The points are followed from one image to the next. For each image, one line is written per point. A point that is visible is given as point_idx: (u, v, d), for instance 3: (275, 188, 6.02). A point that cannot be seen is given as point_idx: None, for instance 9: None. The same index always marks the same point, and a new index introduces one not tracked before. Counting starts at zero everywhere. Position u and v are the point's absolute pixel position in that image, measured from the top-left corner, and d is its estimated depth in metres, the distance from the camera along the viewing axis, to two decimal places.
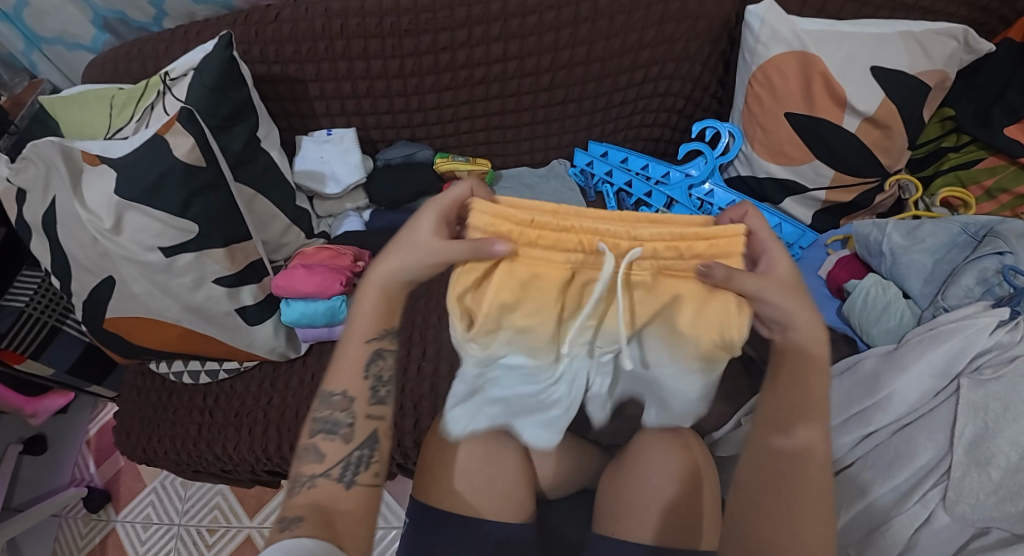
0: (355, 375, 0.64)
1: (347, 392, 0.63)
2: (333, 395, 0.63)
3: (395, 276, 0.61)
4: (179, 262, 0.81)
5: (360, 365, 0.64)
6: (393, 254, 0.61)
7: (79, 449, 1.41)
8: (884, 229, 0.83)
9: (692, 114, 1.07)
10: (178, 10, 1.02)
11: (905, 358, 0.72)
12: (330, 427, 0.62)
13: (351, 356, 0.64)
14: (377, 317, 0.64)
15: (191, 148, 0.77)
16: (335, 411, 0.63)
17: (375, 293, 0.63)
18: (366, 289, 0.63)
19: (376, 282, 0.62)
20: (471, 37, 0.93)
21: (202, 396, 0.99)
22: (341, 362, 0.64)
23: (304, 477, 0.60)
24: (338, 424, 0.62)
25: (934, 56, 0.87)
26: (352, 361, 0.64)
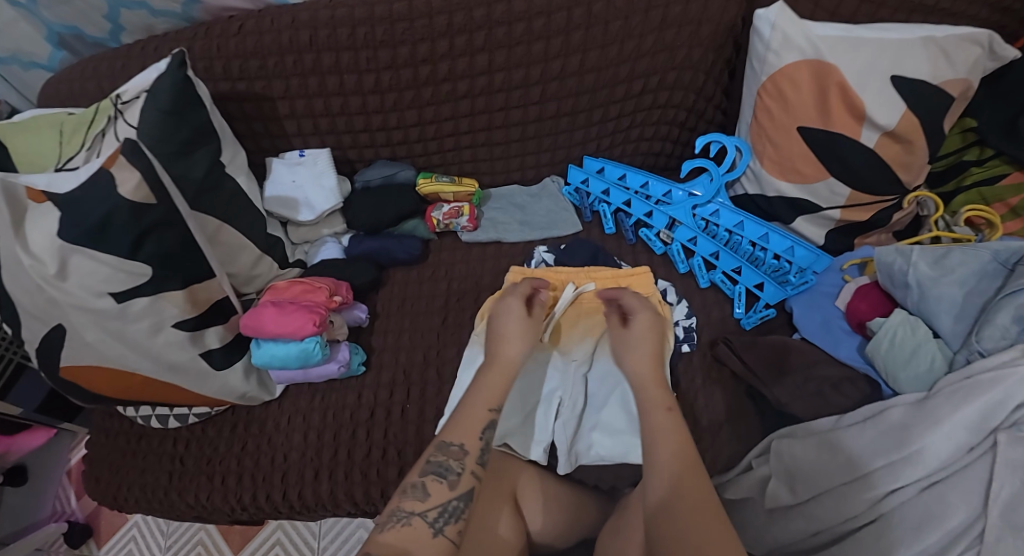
0: (473, 433, 0.66)
1: (464, 445, 0.66)
2: (450, 445, 0.65)
3: (517, 357, 0.72)
4: (134, 307, 0.74)
5: (479, 427, 0.67)
6: (507, 338, 0.73)
7: (61, 480, 1.33)
8: (910, 258, 0.75)
9: (694, 126, 0.98)
10: (135, 24, 0.93)
11: (938, 411, 0.66)
12: (441, 471, 0.63)
13: (469, 418, 0.68)
14: (503, 388, 0.70)
15: (138, 184, 0.69)
16: (449, 459, 0.64)
17: (504, 372, 0.71)
18: (490, 372, 0.71)
19: (506, 362, 0.72)
20: (452, 48, 0.84)
21: (173, 441, 0.92)
22: (458, 421, 0.67)
23: (402, 512, 0.59)
24: (450, 471, 0.64)
25: (958, 64, 0.78)
26: (470, 422, 0.67)
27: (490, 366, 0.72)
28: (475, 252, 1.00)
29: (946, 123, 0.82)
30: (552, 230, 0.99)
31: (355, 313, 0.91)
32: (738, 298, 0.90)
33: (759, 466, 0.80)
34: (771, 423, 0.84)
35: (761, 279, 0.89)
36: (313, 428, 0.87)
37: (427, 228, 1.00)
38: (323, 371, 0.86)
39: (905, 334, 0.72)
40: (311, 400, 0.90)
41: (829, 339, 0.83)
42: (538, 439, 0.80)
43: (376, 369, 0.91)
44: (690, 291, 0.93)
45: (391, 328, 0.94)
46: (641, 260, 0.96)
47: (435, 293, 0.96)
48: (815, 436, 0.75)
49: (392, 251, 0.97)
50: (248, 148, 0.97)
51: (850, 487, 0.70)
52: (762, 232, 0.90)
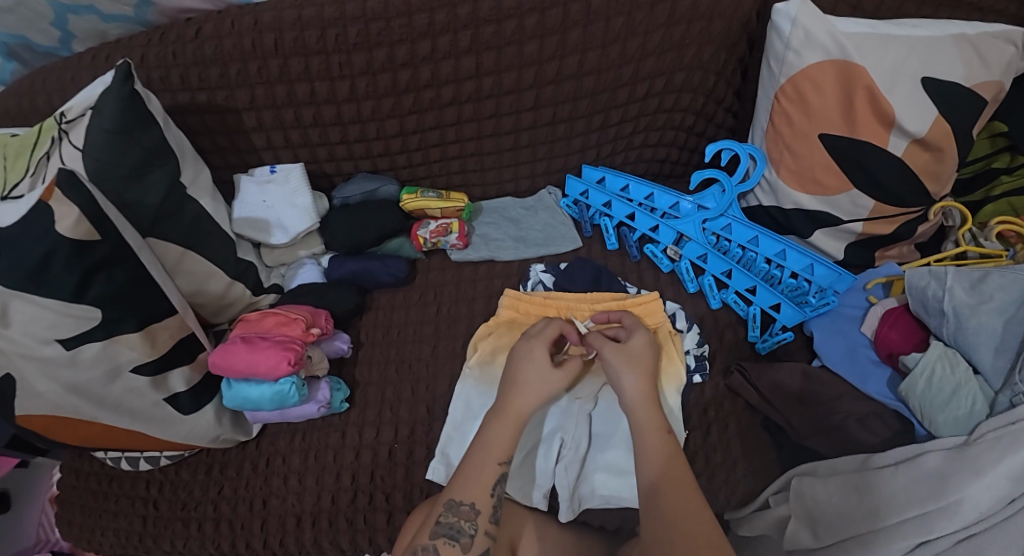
0: (484, 491, 0.60)
1: (475, 504, 0.60)
2: (460, 505, 0.59)
3: (531, 407, 0.65)
4: (83, 354, 0.66)
5: (489, 484, 0.61)
6: (521, 386, 0.66)
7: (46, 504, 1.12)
8: (944, 282, 0.68)
9: (703, 131, 0.90)
10: (86, 30, 0.82)
11: (980, 459, 0.58)
12: (453, 533, 0.58)
13: (481, 475, 0.61)
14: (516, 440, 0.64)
15: (77, 221, 0.60)
16: (461, 520, 0.59)
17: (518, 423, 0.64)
18: (503, 421, 0.64)
19: (519, 413, 0.64)
20: (435, 50, 0.75)
21: (144, 483, 0.82)
22: (467, 476, 0.61)
23: None
24: (462, 533, 0.58)
25: (991, 64, 0.71)
26: (479, 479, 0.61)
27: (502, 417, 0.64)
28: (466, 272, 0.92)
29: (977, 128, 0.74)
30: (549, 247, 0.92)
31: (336, 344, 0.84)
32: (753, 320, 0.83)
33: (777, 506, 0.73)
34: (791, 458, 0.77)
35: (777, 300, 0.81)
36: (294, 472, 0.80)
37: (413, 248, 0.92)
38: (302, 412, 0.79)
39: (944, 371, 0.65)
40: (290, 440, 0.83)
41: (856, 372, 0.76)
42: (538, 483, 0.74)
43: (361, 405, 0.84)
44: (700, 313, 0.87)
45: (377, 358, 0.87)
46: (646, 279, 0.90)
47: (424, 319, 0.89)
48: (841, 476, 0.68)
49: (375, 274, 0.89)
50: (215, 164, 0.89)
51: (878, 534, 0.62)
52: (779, 249, 0.82)
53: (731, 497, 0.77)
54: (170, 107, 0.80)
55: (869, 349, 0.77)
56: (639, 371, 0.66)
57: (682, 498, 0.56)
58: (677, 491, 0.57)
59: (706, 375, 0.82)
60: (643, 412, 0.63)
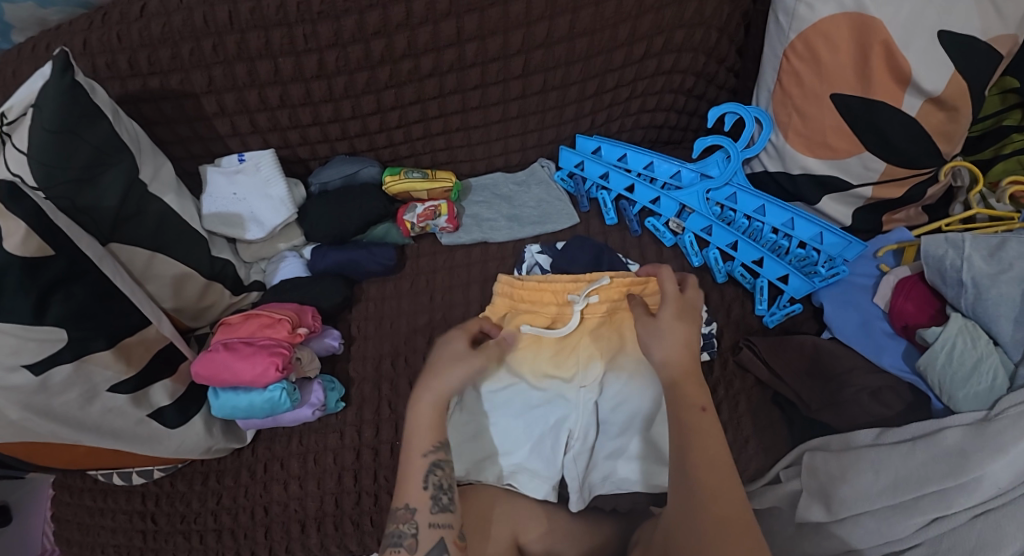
0: (416, 487, 0.58)
1: (410, 504, 0.57)
2: (397, 510, 0.58)
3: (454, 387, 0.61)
4: (54, 379, 0.61)
5: (420, 477, 0.58)
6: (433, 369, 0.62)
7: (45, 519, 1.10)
8: (962, 250, 0.65)
9: (704, 93, 0.84)
10: (23, 18, 0.72)
11: (1002, 436, 0.58)
12: (396, 539, 0.56)
13: (408, 471, 0.59)
14: (436, 423, 0.60)
15: (27, 236, 0.54)
16: (400, 525, 0.57)
17: (432, 406, 0.60)
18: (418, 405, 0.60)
19: (436, 396, 0.60)
20: (410, 15, 0.68)
21: (140, 498, 0.81)
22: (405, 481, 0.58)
23: None
24: (403, 536, 0.56)
25: (1008, 16, 0.64)
26: (409, 477, 0.58)
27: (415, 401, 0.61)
28: (459, 255, 0.87)
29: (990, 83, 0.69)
30: (545, 225, 0.87)
31: (326, 342, 0.79)
32: (760, 292, 0.81)
33: (788, 480, 0.71)
34: (804, 433, 0.76)
35: (785, 271, 0.79)
36: (294, 477, 0.78)
37: (400, 233, 0.86)
38: (295, 417, 0.75)
39: (966, 346, 0.63)
40: (287, 443, 0.80)
41: (871, 345, 0.74)
42: (546, 475, 0.71)
43: (357, 403, 0.80)
44: (706, 287, 0.84)
45: (371, 353, 0.83)
46: (649, 255, 0.85)
47: (417, 309, 0.84)
48: (853, 452, 0.67)
49: (362, 264, 0.83)
50: (176, 156, 0.81)
51: (894, 510, 0.62)
52: (787, 218, 0.79)
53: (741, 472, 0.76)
54: (121, 96, 0.72)
55: (884, 321, 0.75)
56: (668, 343, 0.59)
57: (718, 478, 0.50)
58: (712, 469, 0.51)
59: (715, 352, 0.79)
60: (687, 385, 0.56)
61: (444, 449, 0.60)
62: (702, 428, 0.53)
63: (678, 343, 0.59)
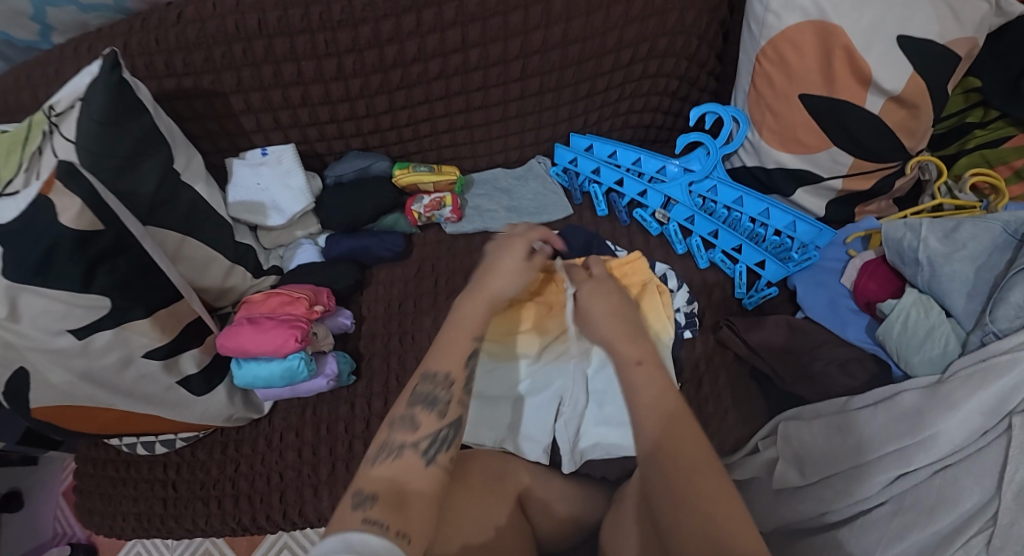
0: (458, 361, 0.57)
1: (449, 373, 0.56)
2: (435, 375, 0.56)
3: (504, 293, 0.62)
4: (95, 343, 0.68)
5: (463, 356, 0.58)
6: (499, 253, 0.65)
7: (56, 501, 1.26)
8: (919, 233, 0.72)
9: (687, 95, 0.92)
10: (65, 21, 0.81)
11: (953, 395, 0.63)
12: (429, 400, 0.54)
13: (455, 346, 0.58)
14: (483, 316, 0.60)
15: (81, 212, 0.61)
16: (436, 389, 0.55)
17: (485, 301, 0.61)
18: (475, 297, 0.61)
19: (489, 293, 0.61)
20: (420, 24, 0.76)
21: (162, 467, 0.86)
22: (444, 348, 0.58)
23: (393, 443, 0.51)
24: (438, 399, 0.55)
25: (964, 21, 0.71)
26: (454, 350, 0.58)
27: (470, 293, 0.61)
28: (462, 244, 0.95)
29: (950, 84, 0.76)
30: (541, 215, 0.94)
31: (339, 320, 0.86)
32: (739, 278, 0.87)
33: (765, 449, 0.77)
34: (779, 406, 0.82)
35: (762, 257, 0.85)
36: (307, 444, 0.84)
37: (408, 222, 0.94)
38: (312, 386, 0.82)
39: (919, 316, 0.70)
40: (301, 414, 0.86)
41: (836, 320, 0.81)
42: (536, 438, 0.78)
43: (367, 377, 0.87)
44: (689, 273, 0.91)
45: (380, 331, 0.90)
46: (636, 243, 0.93)
47: (423, 291, 0.91)
48: (825, 419, 0.73)
49: (372, 250, 0.91)
50: (205, 149, 0.88)
51: (860, 470, 0.67)
52: (762, 208, 0.86)
53: (722, 441, 0.82)
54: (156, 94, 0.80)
55: (849, 299, 0.82)
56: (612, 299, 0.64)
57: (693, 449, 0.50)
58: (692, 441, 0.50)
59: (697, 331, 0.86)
60: (624, 345, 0.59)
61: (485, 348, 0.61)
62: (668, 407, 0.52)
63: (608, 309, 0.62)
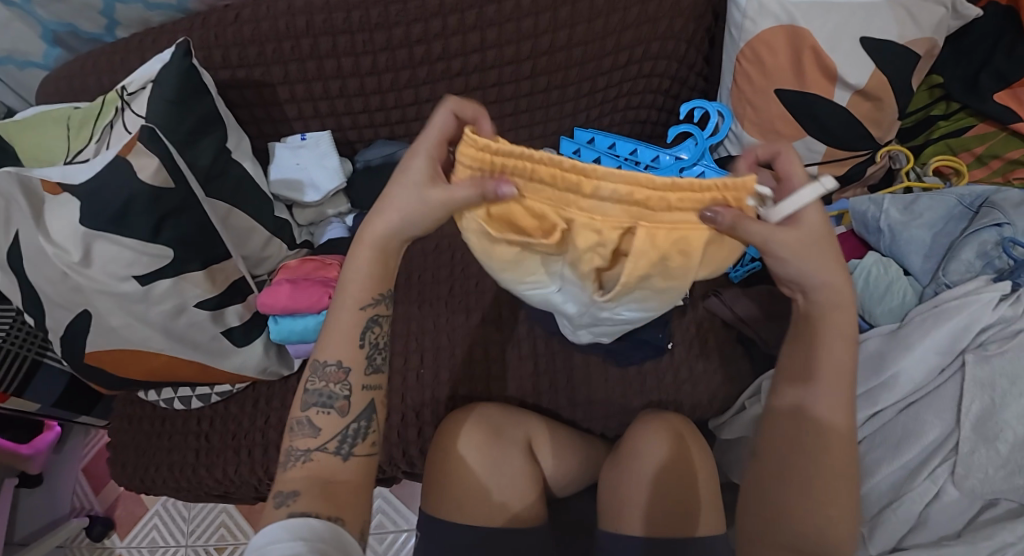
0: (348, 344, 0.62)
1: (342, 363, 0.62)
2: (327, 366, 0.62)
3: (391, 229, 0.60)
4: (155, 290, 0.77)
5: (358, 332, 0.63)
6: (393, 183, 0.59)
7: (76, 476, 1.33)
8: (881, 205, 0.82)
9: (678, 93, 1.04)
10: (131, 18, 0.94)
11: (909, 337, 0.72)
12: (324, 401, 0.61)
13: (341, 325, 0.63)
14: (370, 280, 0.62)
15: (157, 169, 0.72)
16: (330, 385, 0.61)
17: (368, 248, 0.61)
18: (357, 249, 0.62)
19: (384, 213, 0.60)
20: (445, 27, 0.88)
21: (196, 421, 0.94)
22: (332, 336, 0.63)
23: (298, 451, 0.59)
24: (335, 397, 0.61)
25: (923, 23, 0.83)
26: (342, 327, 0.62)
27: (356, 241, 0.62)
28: None
29: (914, 80, 0.88)
30: None
31: None
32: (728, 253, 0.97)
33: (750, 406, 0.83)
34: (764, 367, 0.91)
35: None
36: None
37: None
38: None
39: (879, 272, 0.80)
40: None
41: None
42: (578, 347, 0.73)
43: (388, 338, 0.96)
44: None
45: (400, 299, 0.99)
46: None
47: (440, 264, 1.01)
48: None
49: None
50: (250, 135, 1.00)
51: None
52: None
53: (711, 398, 0.90)
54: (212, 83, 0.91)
55: None
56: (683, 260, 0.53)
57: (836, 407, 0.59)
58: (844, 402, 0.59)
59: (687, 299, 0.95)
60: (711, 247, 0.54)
61: (381, 306, 0.64)
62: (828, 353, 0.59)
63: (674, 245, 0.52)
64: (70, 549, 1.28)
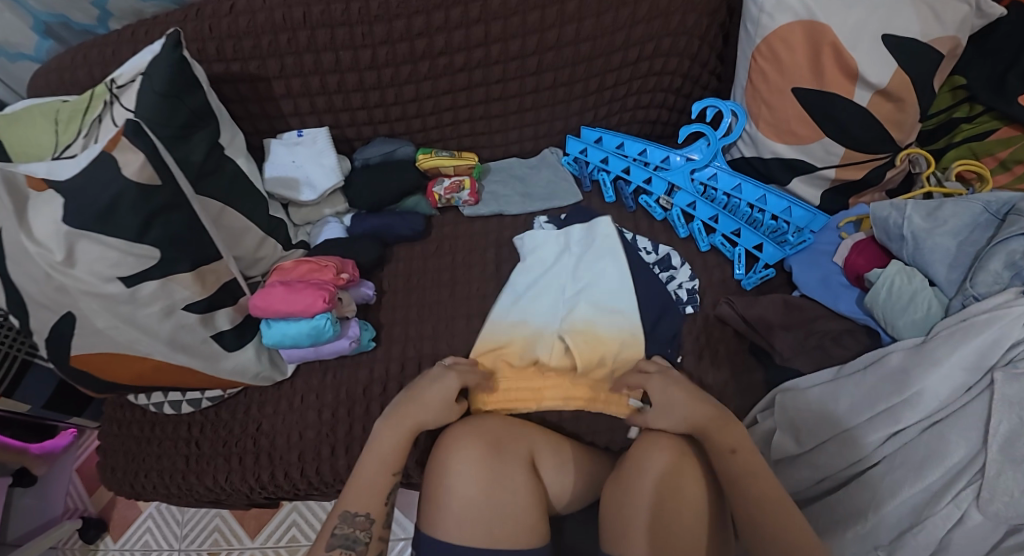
0: (377, 500, 0.70)
1: (368, 513, 0.68)
2: (354, 517, 0.67)
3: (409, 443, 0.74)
4: (142, 292, 0.74)
5: (382, 494, 0.70)
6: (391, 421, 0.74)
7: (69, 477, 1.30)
8: (904, 212, 0.78)
9: (690, 92, 1.00)
10: (123, 8, 0.91)
11: (935, 353, 0.68)
12: (348, 542, 0.65)
13: (368, 486, 0.70)
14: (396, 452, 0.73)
15: (142, 166, 0.68)
16: (354, 530, 0.67)
17: (387, 441, 0.73)
18: (386, 427, 0.74)
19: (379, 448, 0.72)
20: (448, 20, 0.84)
21: (186, 426, 0.91)
22: (356, 490, 0.70)
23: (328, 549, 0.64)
24: (357, 542, 0.66)
25: (946, 21, 0.79)
26: (371, 490, 0.70)
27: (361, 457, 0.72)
28: (477, 225, 1.02)
29: (935, 82, 0.83)
30: (551, 201, 1.02)
31: (362, 290, 0.92)
32: (739, 259, 0.94)
33: (764, 420, 0.82)
34: (776, 379, 0.87)
35: (760, 240, 0.93)
36: (327, 406, 0.89)
37: (429, 204, 1.01)
38: (334, 348, 0.87)
39: (903, 283, 0.75)
40: (322, 378, 0.91)
41: (828, 294, 0.86)
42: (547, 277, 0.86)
43: (385, 343, 0.93)
44: (692, 254, 0.97)
45: (399, 303, 0.96)
46: (642, 227, 1.00)
47: (441, 268, 0.98)
48: (817, 390, 0.78)
49: (396, 228, 0.98)
50: (245, 131, 0.97)
51: (852, 433, 0.73)
52: (759, 195, 0.94)
53: None
54: None
55: (841, 275, 0.87)
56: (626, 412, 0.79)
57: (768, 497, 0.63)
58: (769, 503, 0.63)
59: (698, 307, 0.92)
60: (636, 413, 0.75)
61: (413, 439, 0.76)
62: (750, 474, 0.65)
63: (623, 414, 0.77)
64: (62, 551, 1.26)
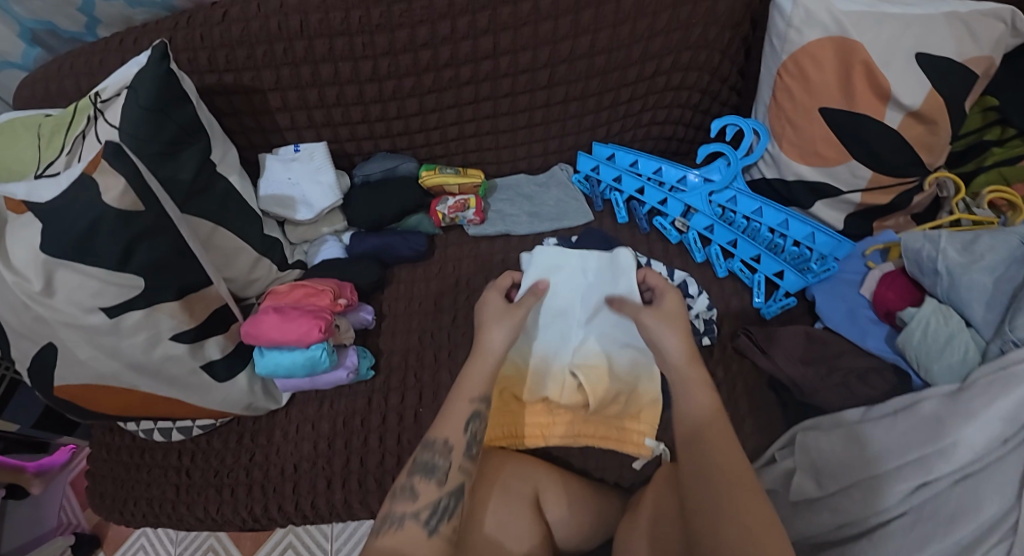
0: (457, 426, 0.68)
1: (449, 438, 0.67)
2: (435, 441, 0.67)
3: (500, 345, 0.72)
4: (125, 322, 0.69)
5: (462, 420, 0.68)
6: (490, 325, 0.73)
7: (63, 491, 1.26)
8: (938, 244, 0.72)
9: (708, 108, 0.94)
10: (111, 15, 0.86)
11: (973, 404, 0.63)
12: (430, 467, 0.65)
13: (454, 412, 0.69)
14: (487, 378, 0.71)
15: (124, 191, 0.64)
16: (436, 455, 0.66)
17: (489, 358, 0.72)
18: (479, 357, 0.72)
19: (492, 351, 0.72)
20: (454, 30, 0.79)
21: (176, 454, 0.87)
22: (445, 417, 0.68)
23: (397, 514, 0.62)
24: (438, 465, 0.65)
25: (981, 39, 0.74)
26: (454, 415, 0.68)
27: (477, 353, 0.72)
28: (483, 246, 0.97)
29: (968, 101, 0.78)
30: (562, 221, 0.97)
31: (361, 315, 0.88)
32: (757, 287, 0.89)
33: (783, 459, 0.77)
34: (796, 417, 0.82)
35: (781, 268, 0.88)
36: (323, 437, 0.85)
37: (431, 223, 0.97)
38: (331, 378, 0.83)
39: (938, 324, 0.71)
40: (319, 407, 0.87)
41: (856, 330, 0.82)
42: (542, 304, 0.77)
43: (385, 372, 0.88)
44: (708, 281, 0.92)
45: (400, 327, 0.91)
46: (655, 251, 0.95)
47: (444, 290, 0.94)
48: (843, 430, 0.73)
49: (395, 249, 0.94)
50: (240, 144, 0.92)
51: (876, 480, 0.67)
52: (781, 219, 0.89)
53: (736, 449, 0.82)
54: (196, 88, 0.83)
55: (868, 308, 0.83)
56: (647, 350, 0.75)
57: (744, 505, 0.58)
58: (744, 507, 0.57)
59: (714, 337, 0.87)
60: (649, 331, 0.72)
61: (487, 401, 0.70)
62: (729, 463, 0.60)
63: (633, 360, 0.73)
64: None
